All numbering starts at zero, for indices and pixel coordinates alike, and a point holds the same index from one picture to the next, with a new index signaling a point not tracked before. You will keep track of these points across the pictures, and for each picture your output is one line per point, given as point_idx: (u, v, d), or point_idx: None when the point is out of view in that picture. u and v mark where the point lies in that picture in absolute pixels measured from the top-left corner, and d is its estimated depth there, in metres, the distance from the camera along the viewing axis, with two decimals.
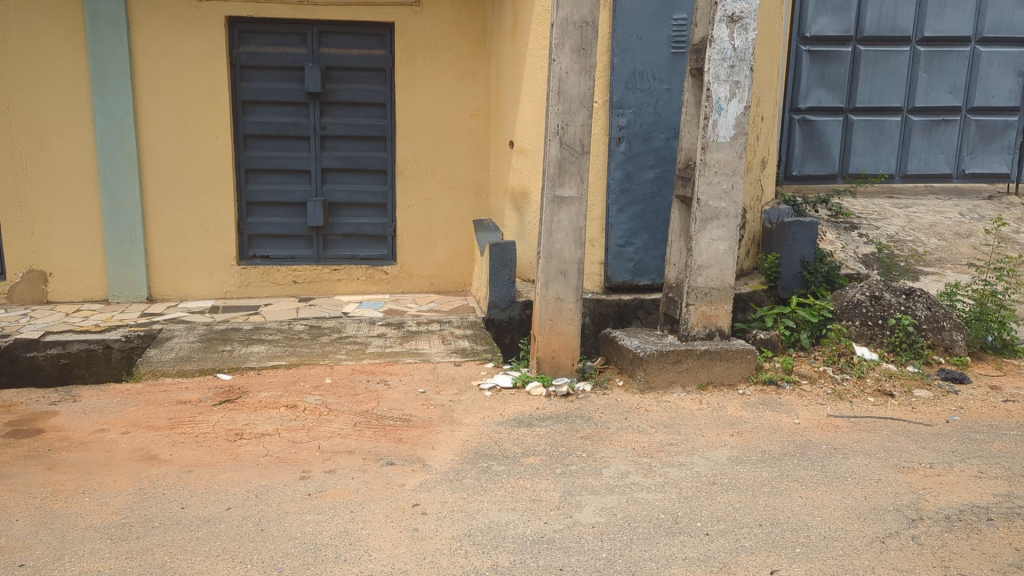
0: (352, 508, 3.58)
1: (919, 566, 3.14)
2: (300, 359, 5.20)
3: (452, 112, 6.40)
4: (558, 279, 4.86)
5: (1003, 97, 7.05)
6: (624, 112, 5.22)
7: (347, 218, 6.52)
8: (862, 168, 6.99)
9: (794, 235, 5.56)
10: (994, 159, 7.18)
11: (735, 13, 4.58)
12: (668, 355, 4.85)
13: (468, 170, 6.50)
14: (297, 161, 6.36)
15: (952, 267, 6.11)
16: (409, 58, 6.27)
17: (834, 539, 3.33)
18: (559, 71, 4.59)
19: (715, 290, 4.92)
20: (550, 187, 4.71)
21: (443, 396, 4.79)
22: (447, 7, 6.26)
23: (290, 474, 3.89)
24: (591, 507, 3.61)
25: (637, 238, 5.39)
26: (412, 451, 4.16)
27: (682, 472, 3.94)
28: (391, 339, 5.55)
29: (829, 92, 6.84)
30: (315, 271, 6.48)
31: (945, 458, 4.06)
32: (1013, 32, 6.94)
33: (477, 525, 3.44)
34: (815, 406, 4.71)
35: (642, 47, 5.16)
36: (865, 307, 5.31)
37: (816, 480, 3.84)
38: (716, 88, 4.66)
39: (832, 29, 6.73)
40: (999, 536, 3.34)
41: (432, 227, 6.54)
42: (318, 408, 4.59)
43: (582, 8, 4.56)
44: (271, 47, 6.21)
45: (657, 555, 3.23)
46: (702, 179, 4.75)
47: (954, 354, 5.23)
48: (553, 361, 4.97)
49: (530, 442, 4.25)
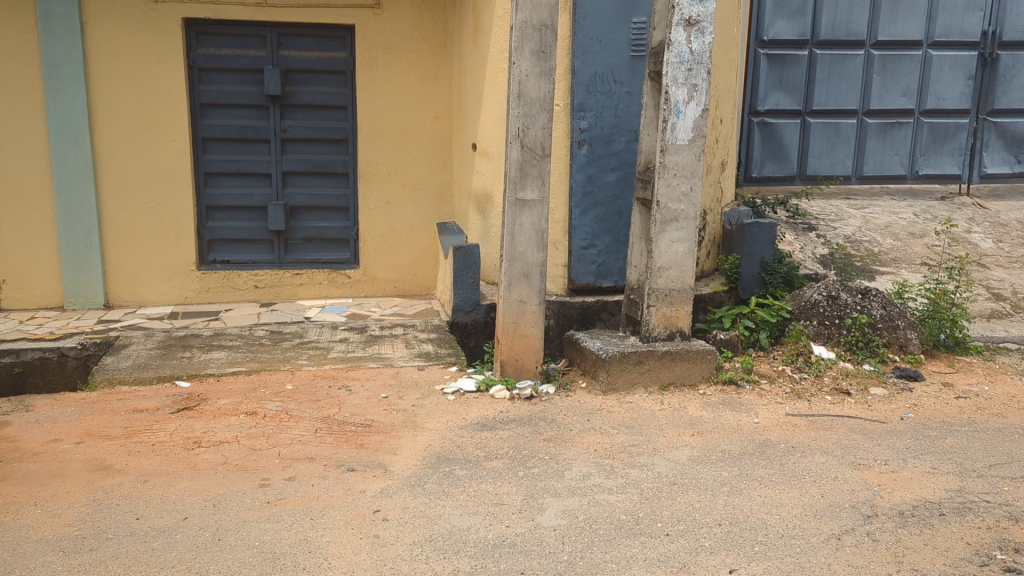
0: (312, 515, 3.54)
1: (873, 562, 3.19)
2: (261, 364, 5.14)
3: (413, 115, 6.37)
4: (521, 281, 4.86)
5: (954, 100, 7.22)
6: (586, 115, 5.25)
7: (309, 221, 6.45)
8: (819, 169, 7.13)
9: (754, 236, 5.62)
10: (947, 160, 7.34)
11: (692, 16, 4.64)
12: (630, 356, 4.88)
13: (430, 173, 6.47)
14: (257, 164, 6.28)
15: (906, 267, 6.24)
16: (370, 60, 6.23)
17: (792, 537, 3.38)
18: (519, 74, 4.61)
19: (675, 291, 4.96)
20: (512, 190, 4.72)
21: (405, 400, 4.77)
22: (407, 10, 6.23)
23: (248, 482, 3.83)
24: (552, 510, 3.61)
25: (600, 241, 5.41)
26: (374, 456, 4.13)
27: (644, 473, 3.97)
28: (354, 344, 5.50)
29: (787, 95, 6.97)
30: (277, 276, 6.41)
31: (899, 455, 4.14)
32: (964, 36, 7.11)
33: (439, 530, 3.42)
34: (773, 406, 4.77)
35: (603, 50, 5.19)
36: (823, 306, 5.40)
37: (775, 480, 3.89)
38: (674, 91, 4.71)
39: (789, 32, 6.85)
40: (952, 531, 3.40)
41: (394, 230, 6.49)
42: (279, 414, 4.54)
43: (541, 12, 4.58)
44: (228, 49, 6.12)
45: (617, 557, 3.24)
46: (661, 182, 4.79)
47: (908, 351, 5.34)
48: (517, 363, 4.97)
49: (493, 446, 4.24)
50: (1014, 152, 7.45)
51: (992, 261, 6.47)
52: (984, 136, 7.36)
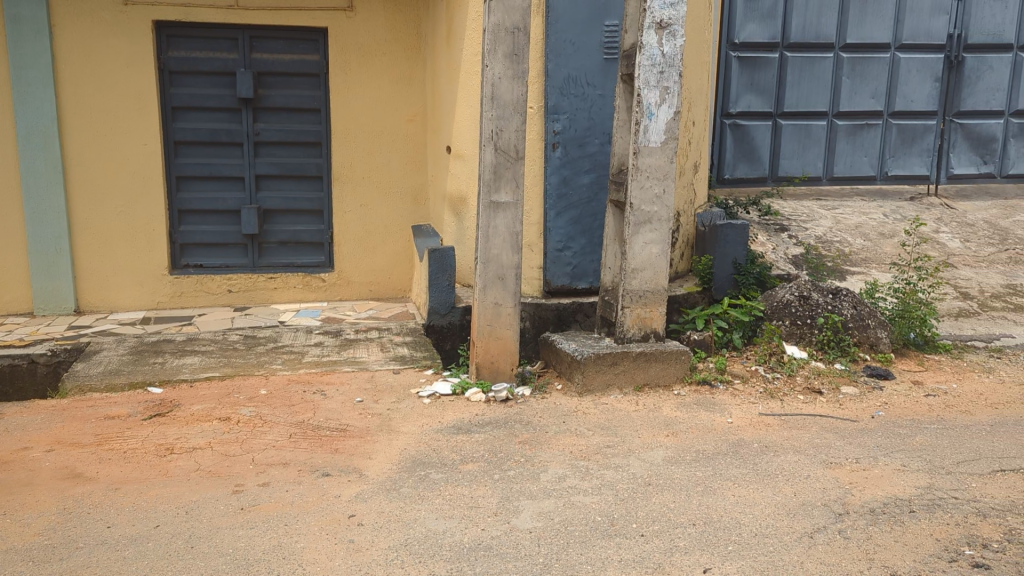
0: (286, 521, 3.51)
1: (844, 560, 3.22)
2: (234, 369, 5.09)
3: (386, 118, 6.35)
4: (496, 283, 4.86)
5: (921, 101, 7.32)
6: (559, 118, 5.27)
7: (282, 225, 6.41)
8: (790, 171, 7.21)
9: (727, 237, 5.68)
10: (915, 161, 7.45)
11: (664, 19, 4.68)
12: (605, 357, 4.90)
13: (404, 176, 6.45)
14: (229, 168, 6.23)
15: (876, 267, 6.33)
16: (344, 63, 6.21)
17: (765, 536, 3.41)
18: (492, 76, 4.62)
19: (649, 292, 4.99)
20: (486, 192, 4.73)
21: (380, 404, 4.75)
22: (380, 12, 6.21)
23: (221, 488, 3.80)
24: (528, 512, 3.61)
25: (575, 242, 5.42)
26: (349, 461, 4.11)
27: (619, 474, 3.99)
28: (329, 348, 5.48)
29: (758, 97, 7.04)
30: (250, 280, 6.36)
31: (870, 453, 4.20)
32: (931, 39, 7.22)
33: (414, 534, 3.41)
34: (746, 406, 4.80)
35: (576, 53, 5.21)
36: (795, 306, 5.46)
37: (748, 479, 3.92)
38: (646, 94, 4.74)
39: (760, 35, 6.92)
40: (921, 528, 3.44)
41: (368, 233, 6.47)
42: (253, 420, 4.50)
43: (513, 15, 4.59)
44: (199, 52, 6.07)
45: (592, 558, 3.25)
46: (634, 184, 4.82)
47: (879, 350, 5.41)
48: (492, 366, 4.97)
49: (469, 449, 4.24)
50: (981, 152, 7.56)
51: (959, 261, 6.58)
52: (951, 137, 7.47)
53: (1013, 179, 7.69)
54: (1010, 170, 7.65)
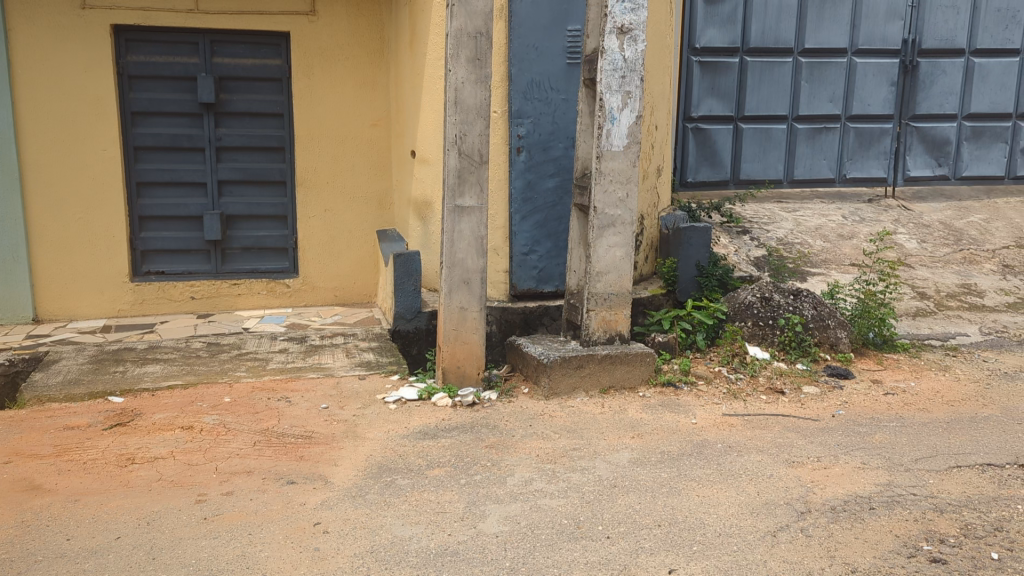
0: (249, 530, 3.48)
1: (806, 558, 3.27)
2: (197, 377, 5.03)
3: (351, 123, 6.32)
4: (461, 288, 4.86)
5: (878, 106, 7.47)
6: (523, 122, 5.28)
7: (245, 230, 6.35)
8: (751, 174, 7.32)
9: (690, 240, 5.72)
10: (873, 164, 7.58)
11: (625, 24, 4.72)
12: (571, 360, 4.92)
13: (368, 181, 6.43)
14: (191, 173, 6.16)
15: (836, 267, 6.44)
16: (306, 67, 6.17)
17: (729, 536, 3.44)
18: (455, 81, 4.63)
19: (614, 296, 5.02)
20: (450, 196, 4.73)
21: (346, 410, 4.72)
22: (343, 16, 6.18)
23: (184, 498, 3.74)
24: (494, 516, 3.62)
25: (540, 246, 5.44)
26: (314, 468, 4.07)
27: (585, 476, 4.00)
28: (294, 354, 5.43)
29: (719, 101, 7.13)
30: (214, 286, 6.29)
31: (831, 451, 4.26)
32: (886, 44, 7.35)
33: (380, 541, 3.40)
34: (710, 406, 4.86)
35: (539, 58, 5.24)
36: (756, 308, 5.51)
37: (712, 479, 3.96)
38: (609, 98, 4.78)
39: (720, 40, 7.01)
40: (881, 524, 3.51)
41: (333, 239, 6.43)
42: (216, 428, 4.45)
43: (476, 20, 4.60)
44: (159, 57, 6.00)
45: (559, 561, 3.26)
46: (598, 188, 4.86)
47: (839, 350, 5.50)
48: (459, 370, 4.96)
49: (435, 454, 4.23)
50: (935, 155, 7.71)
51: (916, 261, 6.72)
52: (907, 140, 7.61)
53: (967, 181, 7.85)
54: (963, 172, 7.79)
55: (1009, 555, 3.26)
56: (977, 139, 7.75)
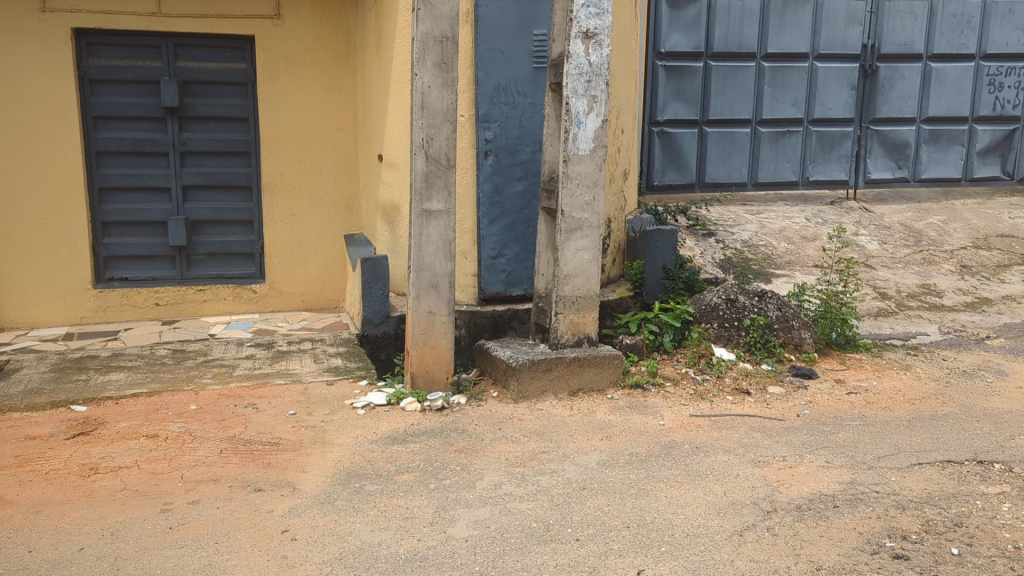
0: (216, 539, 3.44)
1: (773, 557, 3.30)
2: (162, 385, 4.97)
3: (317, 127, 6.29)
4: (430, 292, 4.85)
5: (838, 109, 7.59)
6: (490, 126, 5.29)
7: (211, 236, 6.28)
8: (716, 177, 7.40)
9: (657, 243, 5.79)
10: (834, 166, 7.70)
11: (590, 29, 4.75)
12: (539, 363, 4.93)
13: (335, 185, 6.40)
14: (155, 178, 6.09)
15: (800, 269, 6.53)
16: (272, 71, 6.13)
17: (696, 536, 3.47)
18: (422, 85, 4.63)
19: (582, 298, 5.05)
20: (417, 200, 4.73)
21: (314, 417, 4.69)
22: (308, 20, 6.15)
23: (148, 508, 3.69)
24: (464, 521, 3.61)
25: (508, 250, 5.45)
26: (282, 475, 4.04)
27: (554, 479, 4.02)
28: (261, 360, 5.39)
29: (684, 105, 7.20)
30: (179, 292, 6.22)
31: (796, 450, 4.32)
32: (846, 49, 7.48)
33: (349, 548, 3.38)
34: (678, 407, 4.90)
35: (505, 62, 5.25)
36: (722, 310, 5.57)
37: (680, 480, 4.00)
38: (575, 102, 4.80)
39: (685, 45, 7.08)
40: (845, 522, 3.56)
41: (300, 243, 6.39)
42: (182, 436, 4.40)
43: (441, 24, 4.60)
44: (121, 60, 5.93)
45: (528, 564, 3.27)
46: (565, 191, 4.88)
47: (804, 350, 5.56)
48: (427, 375, 4.95)
49: (404, 459, 4.22)
50: (895, 158, 7.85)
51: (877, 262, 6.84)
52: (867, 143, 7.74)
53: (925, 183, 7.99)
54: (923, 174, 7.93)
55: (969, 550, 3.32)
56: (935, 142, 7.90)
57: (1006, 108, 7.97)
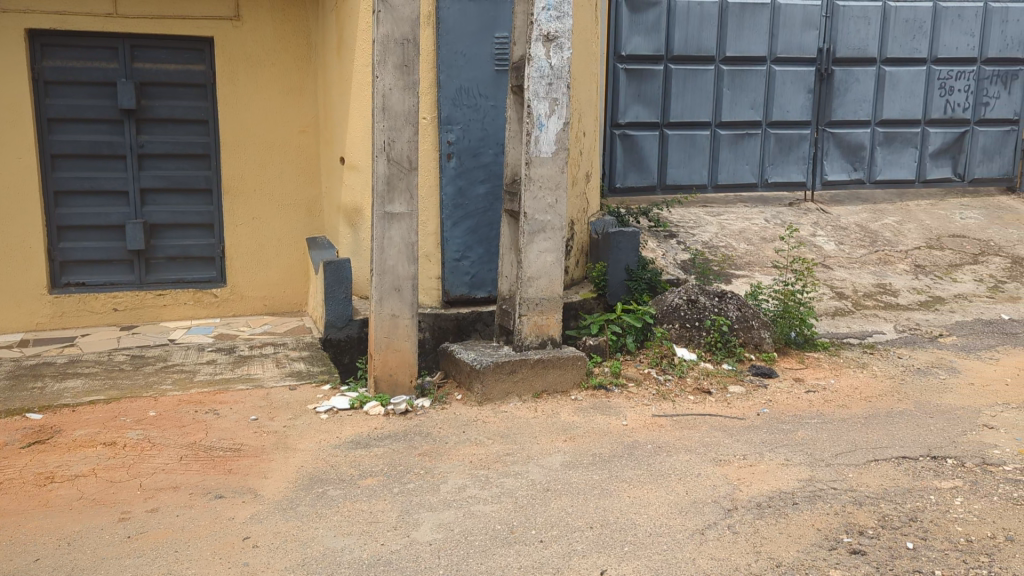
0: (175, 547, 3.39)
1: (733, 554, 3.34)
2: (120, 392, 4.89)
3: (278, 130, 6.23)
4: (392, 295, 4.83)
5: (796, 112, 7.70)
6: (453, 128, 5.29)
7: (170, 239, 6.20)
8: (677, 179, 7.47)
9: (619, 244, 5.81)
10: (792, 168, 7.80)
11: (550, 32, 4.78)
12: (503, 365, 4.94)
13: (296, 188, 6.34)
14: (113, 181, 5.99)
15: (759, 269, 6.61)
16: (231, 73, 6.06)
17: (658, 535, 3.50)
18: (383, 88, 4.61)
19: (546, 300, 5.06)
20: (380, 203, 4.71)
21: (276, 422, 4.64)
22: (268, 21, 6.09)
23: (106, 517, 3.63)
24: (428, 524, 3.60)
25: (472, 252, 5.45)
26: (243, 482, 4.00)
27: (518, 481, 4.02)
28: (222, 365, 5.32)
29: (645, 108, 7.26)
30: (138, 297, 6.12)
31: (756, 449, 4.37)
32: (803, 52, 7.60)
33: (312, 554, 3.35)
34: (641, 407, 4.93)
35: (467, 64, 5.25)
36: (683, 310, 5.62)
37: (643, 479, 4.03)
38: (536, 105, 4.82)
39: (645, 48, 7.15)
40: (804, 519, 3.61)
41: (261, 247, 6.32)
42: (140, 444, 4.33)
43: (402, 26, 4.59)
44: (77, 61, 5.83)
45: (493, 567, 3.27)
46: (527, 194, 4.89)
47: (763, 350, 5.64)
48: (391, 378, 4.93)
49: (368, 463, 4.19)
50: (851, 160, 7.98)
51: (834, 262, 6.96)
52: (824, 145, 7.85)
53: (880, 184, 8.14)
54: (878, 176, 8.08)
55: (923, 544, 3.39)
56: (890, 144, 8.04)
57: (957, 111, 8.15)
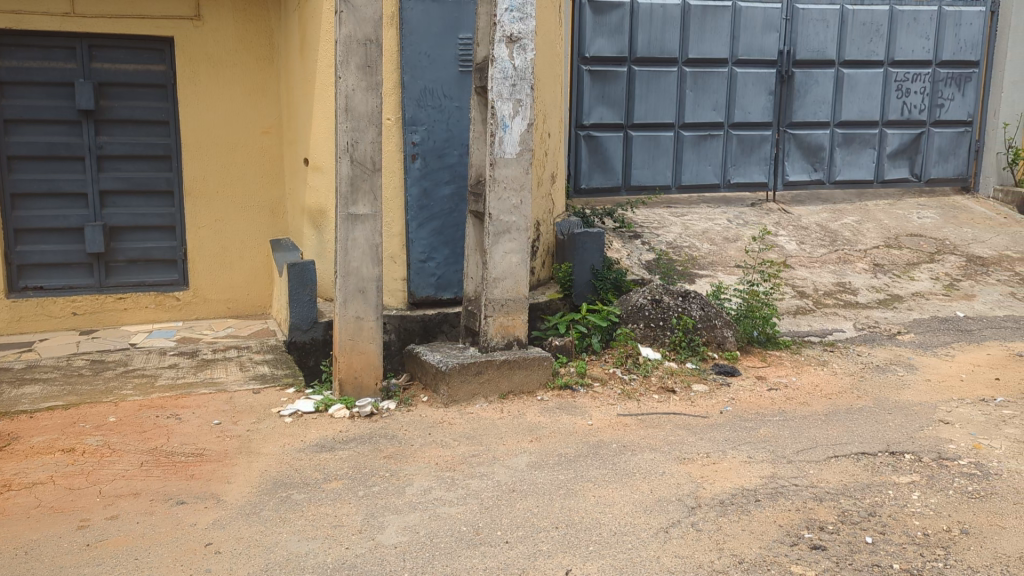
0: (136, 555, 3.34)
1: (697, 552, 3.37)
2: (80, 397, 4.80)
3: (240, 131, 6.16)
4: (357, 297, 4.80)
5: (757, 113, 7.79)
6: (417, 129, 5.27)
7: (131, 242, 6.10)
8: (641, 180, 7.52)
9: (584, 244, 5.85)
10: (754, 169, 7.90)
11: (513, 33, 4.78)
12: (469, 366, 4.93)
13: (260, 189, 6.28)
14: (71, 183, 5.89)
15: (722, 269, 6.68)
16: (192, 73, 5.98)
17: (623, 534, 3.52)
18: (346, 88, 4.58)
19: (511, 301, 5.06)
20: (344, 205, 4.68)
21: (240, 426, 4.59)
22: (229, 21, 6.02)
23: (64, 525, 3.57)
24: (392, 527, 3.58)
25: (438, 253, 5.44)
26: (205, 487, 3.95)
27: (483, 482, 4.02)
28: (184, 369, 5.25)
29: (609, 109, 7.29)
30: (98, 301, 6.02)
31: (719, 447, 4.41)
32: (764, 55, 7.69)
33: (275, 559, 3.32)
34: (606, 407, 4.95)
35: (430, 66, 5.24)
36: (648, 310, 5.65)
37: (608, 479, 4.05)
38: (500, 106, 4.82)
39: (608, 49, 7.18)
40: (766, 515, 3.65)
41: (224, 249, 6.25)
42: (100, 450, 4.25)
43: (365, 26, 4.56)
44: (34, 62, 5.73)
45: (458, 568, 3.27)
46: (492, 195, 4.89)
47: (726, 349, 5.70)
48: (356, 381, 4.90)
49: (332, 467, 4.16)
50: (811, 161, 8.09)
51: (795, 261, 7.04)
52: (785, 146, 7.94)
53: (840, 185, 8.26)
54: (837, 176, 8.19)
55: (881, 538, 3.44)
56: (849, 145, 8.17)
57: (913, 112, 8.30)
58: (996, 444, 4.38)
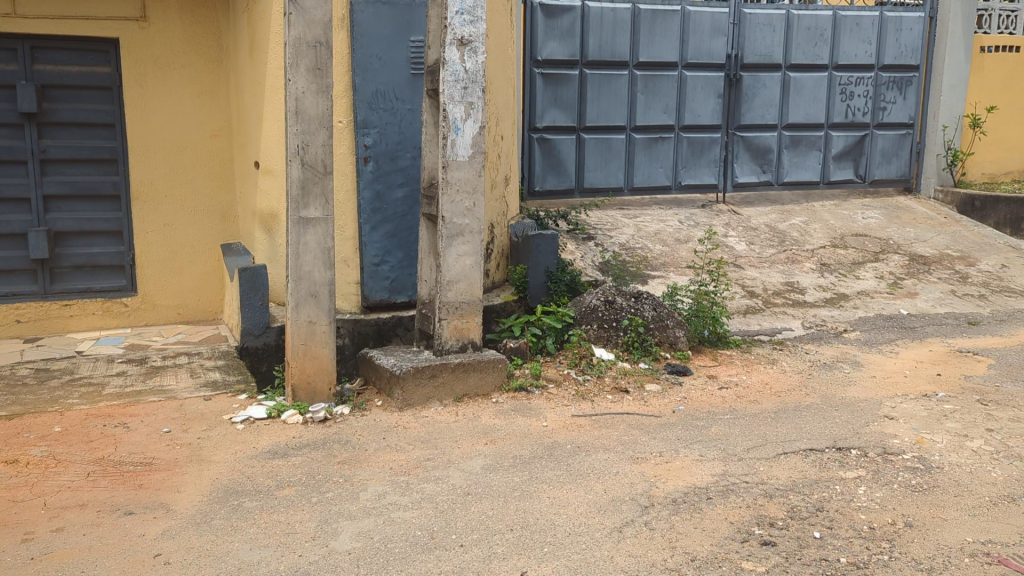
0: (80, 568, 3.26)
1: (650, 551, 3.40)
2: (23, 407, 4.68)
3: (188, 133, 6.06)
4: (309, 301, 4.75)
5: (707, 116, 7.90)
6: (369, 132, 5.24)
7: (76, 247, 5.96)
8: (594, 182, 7.57)
9: (539, 247, 5.85)
10: (704, 171, 8.00)
11: (464, 36, 4.77)
12: (424, 369, 4.90)
13: (209, 193, 6.18)
14: (13, 188, 5.74)
15: (674, 271, 6.74)
16: (139, 75, 5.88)
17: (577, 535, 3.53)
18: (296, 91, 4.53)
19: (466, 304, 5.05)
20: (294, 208, 4.63)
21: (190, 434, 4.51)
22: (177, 22, 5.92)
23: (7, 539, 3.46)
24: (346, 533, 3.56)
25: (391, 256, 5.41)
26: (154, 496, 3.87)
27: (438, 486, 4.00)
28: (133, 377, 5.15)
29: (562, 112, 7.32)
30: (42, 308, 5.87)
31: (673, 446, 4.46)
32: (712, 58, 7.79)
33: (226, 568, 3.27)
34: (561, 408, 4.98)
35: (382, 68, 5.21)
36: (601, 311, 5.68)
37: (562, 480, 4.06)
38: (451, 109, 4.81)
39: (560, 53, 7.21)
40: (717, 513, 3.70)
41: (174, 254, 6.15)
42: (45, 460, 4.15)
43: (315, 29, 4.52)
44: None
45: (412, 572, 3.25)
46: (445, 198, 4.88)
47: (677, 349, 5.77)
48: (309, 386, 4.86)
49: (285, 473, 4.11)
50: (759, 163, 8.21)
51: (745, 262, 7.15)
52: (733, 148, 8.06)
53: (788, 186, 8.39)
54: (785, 177, 8.32)
55: (829, 533, 3.51)
56: (795, 147, 8.31)
57: (857, 115, 8.47)
58: (938, 438, 4.49)
